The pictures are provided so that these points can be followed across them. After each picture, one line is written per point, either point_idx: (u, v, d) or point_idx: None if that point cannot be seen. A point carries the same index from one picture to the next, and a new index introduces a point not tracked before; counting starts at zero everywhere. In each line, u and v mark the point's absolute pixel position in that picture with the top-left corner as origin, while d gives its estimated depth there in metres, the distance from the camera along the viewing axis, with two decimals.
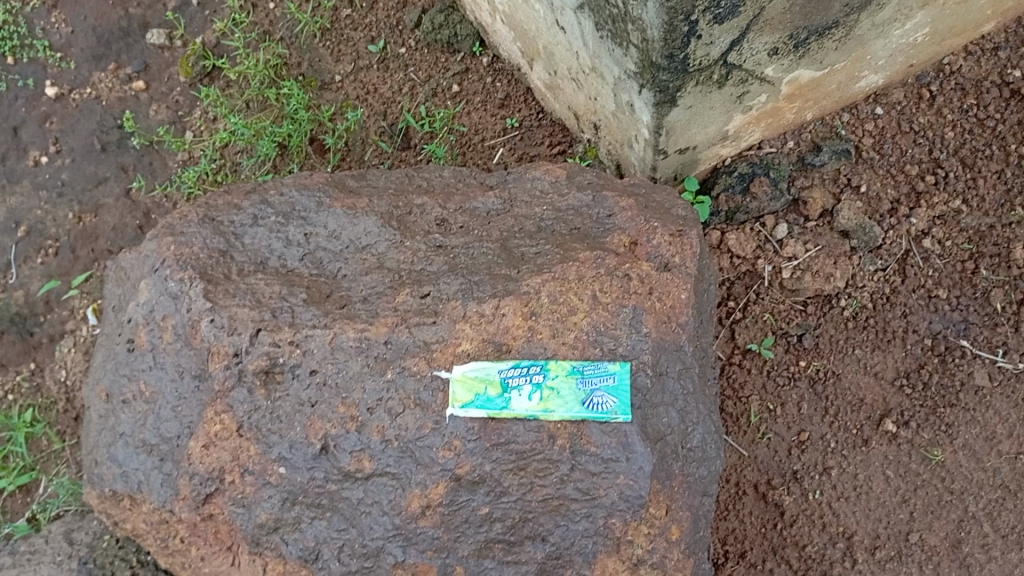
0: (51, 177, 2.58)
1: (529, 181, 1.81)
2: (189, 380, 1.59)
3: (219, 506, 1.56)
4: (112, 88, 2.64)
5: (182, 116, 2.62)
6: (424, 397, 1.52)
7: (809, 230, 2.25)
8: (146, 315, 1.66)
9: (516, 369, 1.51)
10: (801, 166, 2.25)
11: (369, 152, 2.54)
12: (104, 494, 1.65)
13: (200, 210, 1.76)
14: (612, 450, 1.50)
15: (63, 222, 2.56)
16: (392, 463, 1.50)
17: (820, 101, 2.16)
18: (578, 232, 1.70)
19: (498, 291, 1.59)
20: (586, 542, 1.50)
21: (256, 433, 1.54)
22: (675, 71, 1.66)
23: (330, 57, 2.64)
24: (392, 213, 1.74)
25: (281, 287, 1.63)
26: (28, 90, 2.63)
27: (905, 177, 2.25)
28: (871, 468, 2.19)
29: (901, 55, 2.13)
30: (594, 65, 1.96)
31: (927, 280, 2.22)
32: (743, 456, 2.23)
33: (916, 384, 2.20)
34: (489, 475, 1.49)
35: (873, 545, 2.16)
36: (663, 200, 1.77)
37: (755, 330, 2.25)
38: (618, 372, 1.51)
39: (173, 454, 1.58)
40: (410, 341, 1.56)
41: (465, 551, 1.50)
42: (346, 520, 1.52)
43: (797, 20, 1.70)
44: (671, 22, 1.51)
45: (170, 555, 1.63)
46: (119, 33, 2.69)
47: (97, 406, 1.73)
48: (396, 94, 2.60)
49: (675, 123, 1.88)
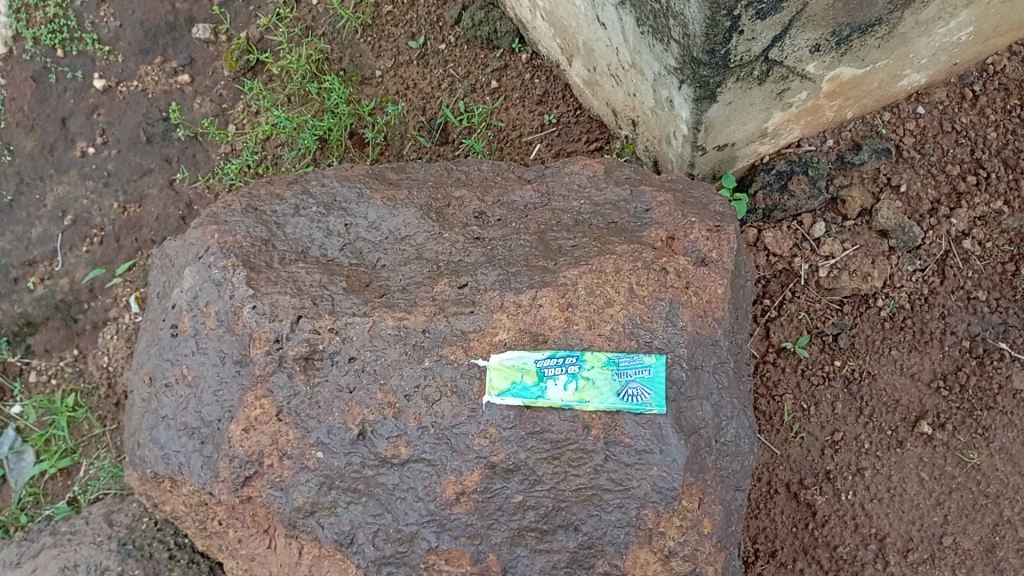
0: (97, 168, 2.64)
1: (567, 175, 1.82)
2: (230, 365, 1.63)
3: (257, 488, 1.59)
4: (158, 81, 2.70)
5: (225, 109, 2.67)
6: (460, 384, 1.54)
7: (847, 229, 2.23)
8: (189, 301, 1.70)
9: (552, 359, 1.52)
10: (840, 165, 2.23)
11: (407, 147, 2.58)
12: (146, 476, 1.70)
13: (243, 199, 1.80)
14: (646, 442, 1.51)
15: (108, 211, 2.62)
16: (428, 450, 1.52)
17: (861, 100, 2.15)
18: (615, 226, 1.71)
19: (535, 283, 1.60)
20: (618, 532, 1.51)
21: (295, 417, 1.57)
22: (716, 66, 1.67)
23: (371, 52, 2.67)
24: (430, 205, 1.77)
25: (322, 276, 1.66)
26: (77, 82, 2.69)
27: (946, 177, 2.23)
28: (905, 469, 2.17)
29: (944, 54, 2.11)
30: (634, 61, 1.96)
31: (966, 282, 2.20)
32: (776, 455, 2.22)
33: (953, 385, 2.18)
34: (523, 463, 1.51)
35: (906, 547, 2.14)
36: (700, 196, 1.77)
37: (790, 328, 2.24)
38: (653, 364, 1.52)
39: (213, 437, 1.62)
40: (447, 330, 1.58)
41: (498, 539, 1.52)
42: (381, 505, 1.54)
43: (840, 16, 1.70)
44: (713, 17, 1.51)
45: (208, 536, 1.69)
46: (166, 27, 2.74)
47: (141, 389, 1.77)
48: (435, 89, 2.63)
49: (714, 119, 1.88)
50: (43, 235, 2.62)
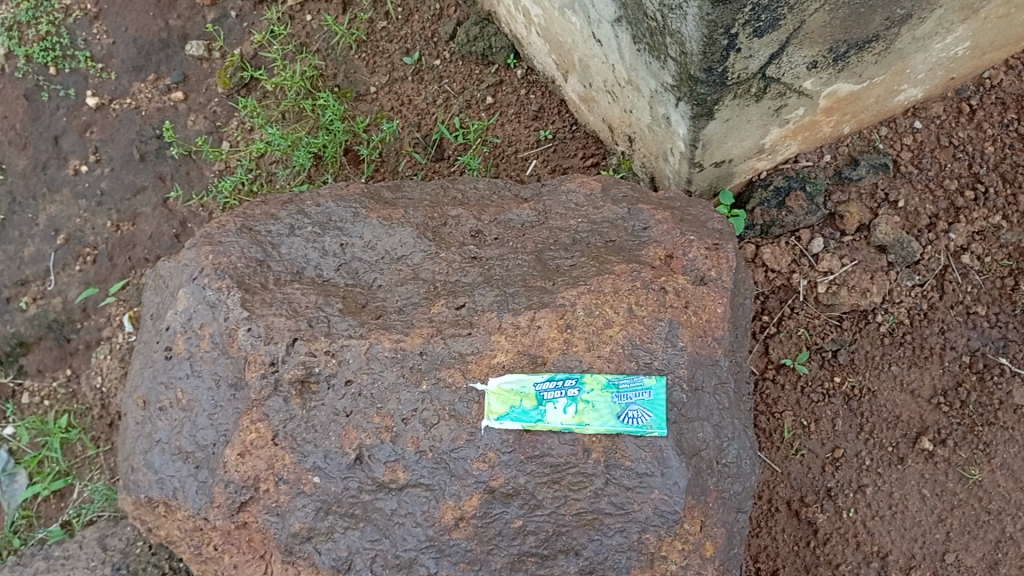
0: (90, 186, 2.62)
1: (564, 193, 1.82)
2: (225, 388, 1.61)
3: (253, 514, 1.56)
4: (151, 99, 2.68)
5: (219, 127, 2.65)
6: (458, 408, 1.52)
7: (846, 245, 2.22)
8: (183, 323, 1.68)
9: (552, 382, 1.51)
10: (838, 180, 2.23)
11: (402, 163, 2.56)
12: (140, 501, 1.68)
13: (238, 219, 1.79)
14: (647, 465, 1.49)
15: (101, 230, 2.61)
16: (426, 475, 1.50)
17: (858, 115, 2.14)
18: (613, 245, 1.70)
19: (533, 304, 1.58)
20: (620, 557, 1.50)
21: (291, 441, 1.55)
22: (714, 84, 1.66)
23: (365, 69, 2.66)
24: (427, 224, 1.75)
25: (317, 297, 1.64)
26: (70, 100, 2.67)
27: (944, 192, 2.22)
28: (906, 486, 2.16)
29: (940, 69, 2.11)
30: (630, 78, 1.96)
31: (965, 296, 2.19)
32: (776, 472, 2.21)
33: (954, 401, 2.17)
34: (523, 487, 1.49)
35: (909, 565, 2.12)
36: (698, 214, 1.76)
37: (789, 345, 2.23)
38: (654, 387, 1.51)
39: (208, 461, 1.60)
40: (445, 352, 1.56)
41: (498, 564, 1.50)
42: (379, 530, 1.52)
43: (837, 34, 1.69)
44: (711, 36, 1.51)
45: (203, 561, 1.66)
46: (159, 44, 2.71)
47: (135, 412, 1.75)
48: (430, 105, 2.62)
49: (711, 136, 1.87)
50: (36, 254, 2.60)
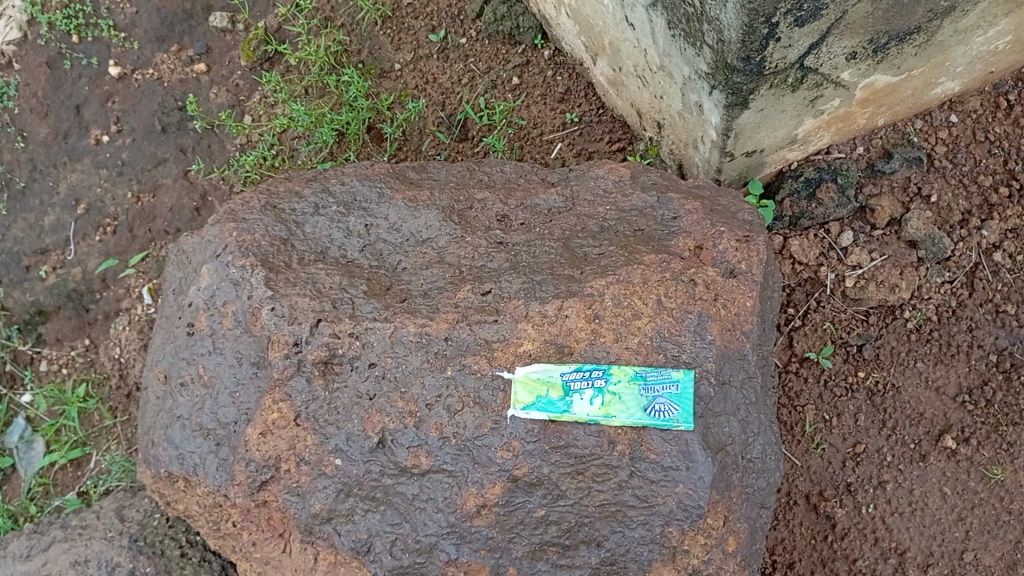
0: (111, 156, 2.61)
1: (592, 179, 1.79)
2: (247, 367, 1.60)
3: (273, 493, 1.56)
4: (173, 70, 2.64)
5: (241, 100, 2.63)
6: (483, 396, 1.51)
7: (875, 239, 2.19)
8: (206, 300, 1.67)
9: (579, 373, 1.50)
10: (870, 173, 2.19)
11: (426, 142, 2.55)
12: (159, 474, 1.68)
13: (262, 196, 1.77)
14: (672, 459, 1.48)
15: (122, 201, 2.60)
16: (449, 461, 1.50)
17: (894, 107, 2.10)
18: (642, 234, 1.67)
19: (561, 293, 1.57)
20: (641, 549, 1.50)
21: (314, 423, 1.54)
22: (750, 73, 1.63)
23: (390, 45, 2.62)
24: (452, 207, 1.74)
25: (342, 279, 1.63)
26: (92, 69, 2.63)
27: (978, 188, 2.19)
28: (927, 484, 2.15)
29: (979, 62, 2.07)
30: (662, 63, 1.92)
31: (995, 294, 2.16)
32: (796, 465, 2.20)
33: (979, 400, 2.15)
34: (547, 477, 1.48)
35: (926, 562, 2.12)
36: (729, 204, 1.74)
37: (814, 338, 2.21)
38: (681, 380, 1.49)
39: (229, 439, 1.60)
40: (470, 339, 1.54)
41: (519, 552, 1.50)
42: (400, 515, 1.52)
43: (879, 25, 1.66)
44: (751, 24, 1.47)
45: (221, 537, 1.67)
46: (183, 15, 2.68)
47: (155, 386, 1.75)
48: (455, 84, 2.59)
49: (744, 125, 1.84)
50: (56, 223, 2.60)
